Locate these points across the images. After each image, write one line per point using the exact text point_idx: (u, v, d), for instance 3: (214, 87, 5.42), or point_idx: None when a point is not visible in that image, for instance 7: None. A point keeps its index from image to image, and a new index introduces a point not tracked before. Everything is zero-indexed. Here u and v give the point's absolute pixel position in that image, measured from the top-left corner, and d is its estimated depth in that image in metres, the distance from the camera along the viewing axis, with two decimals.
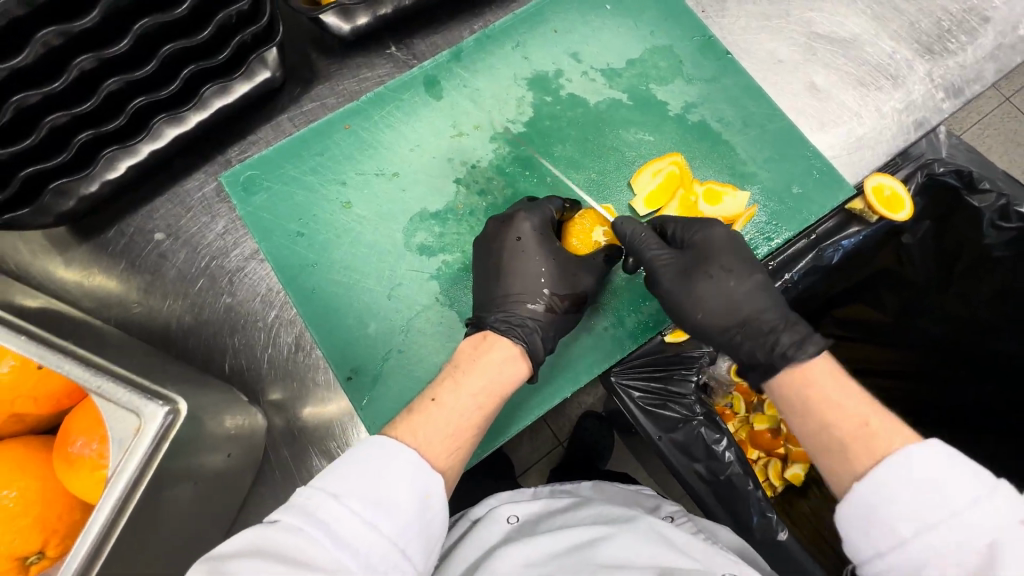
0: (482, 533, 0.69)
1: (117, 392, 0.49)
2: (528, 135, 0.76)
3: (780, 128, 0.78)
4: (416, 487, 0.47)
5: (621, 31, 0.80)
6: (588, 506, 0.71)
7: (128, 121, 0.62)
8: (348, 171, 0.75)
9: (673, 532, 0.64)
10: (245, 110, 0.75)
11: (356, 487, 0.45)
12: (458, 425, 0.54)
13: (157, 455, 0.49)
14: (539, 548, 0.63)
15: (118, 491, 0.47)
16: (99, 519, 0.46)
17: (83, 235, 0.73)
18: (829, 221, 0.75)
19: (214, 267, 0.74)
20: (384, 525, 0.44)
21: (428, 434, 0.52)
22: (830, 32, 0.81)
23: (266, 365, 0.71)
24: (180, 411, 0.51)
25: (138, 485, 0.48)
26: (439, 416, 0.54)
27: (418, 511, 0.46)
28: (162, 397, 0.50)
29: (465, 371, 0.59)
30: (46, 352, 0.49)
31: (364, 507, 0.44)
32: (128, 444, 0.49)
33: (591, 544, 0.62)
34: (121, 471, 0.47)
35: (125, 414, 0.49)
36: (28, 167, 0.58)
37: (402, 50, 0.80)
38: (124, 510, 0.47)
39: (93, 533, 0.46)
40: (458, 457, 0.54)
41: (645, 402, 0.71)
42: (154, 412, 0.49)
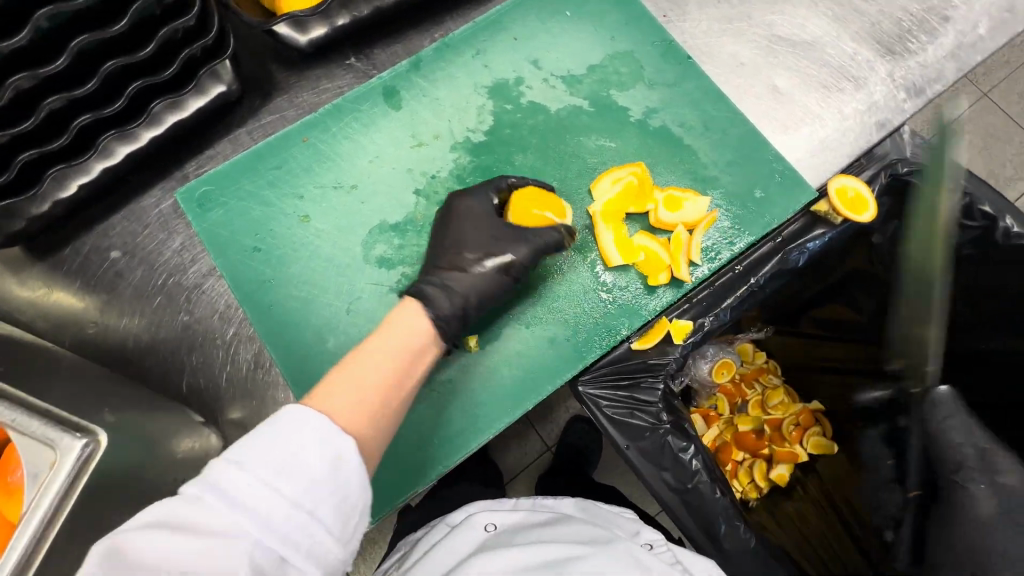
0: (457, 538, 0.69)
1: (31, 425, 0.49)
2: (489, 144, 0.76)
3: (742, 131, 0.78)
4: (322, 450, 0.46)
5: (581, 38, 0.80)
6: (566, 523, 0.70)
7: (73, 140, 0.61)
8: (306, 185, 0.74)
9: (649, 559, 0.64)
10: (201, 125, 0.74)
11: (256, 455, 0.44)
12: (372, 384, 0.52)
13: (75, 489, 0.48)
14: (513, 554, 0.62)
15: (35, 525, 0.47)
16: (16, 549, 0.46)
17: (37, 255, 0.72)
18: (794, 223, 0.76)
19: (172, 284, 0.72)
20: (287, 488, 0.43)
21: (332, 400, 0.49)
22: (792, 35, 0.81)
23: (226, 384, 0.70)
24: (100, 442, 0.51)
25: (56, 516, 0.48)
26: (350, 380, 0.51)
27: (326, 475, 0.45)
28: (82, 427, 0.50)
29: (374, 333, 0.56)
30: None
31: (268, 476, 0.43)
32: (44, 478, 0.48)
33: (566, 560, 0.61)
34: (37, 504, 0.47)
35: (39, 446, 0.49)
36: None
37: (362, 61, 0.79)
38: (42, 542, 0.47)
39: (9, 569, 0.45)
40: (371, 419, 0.51)
41: (612, 411, 0.70)
42: (71, 445, 0.49)
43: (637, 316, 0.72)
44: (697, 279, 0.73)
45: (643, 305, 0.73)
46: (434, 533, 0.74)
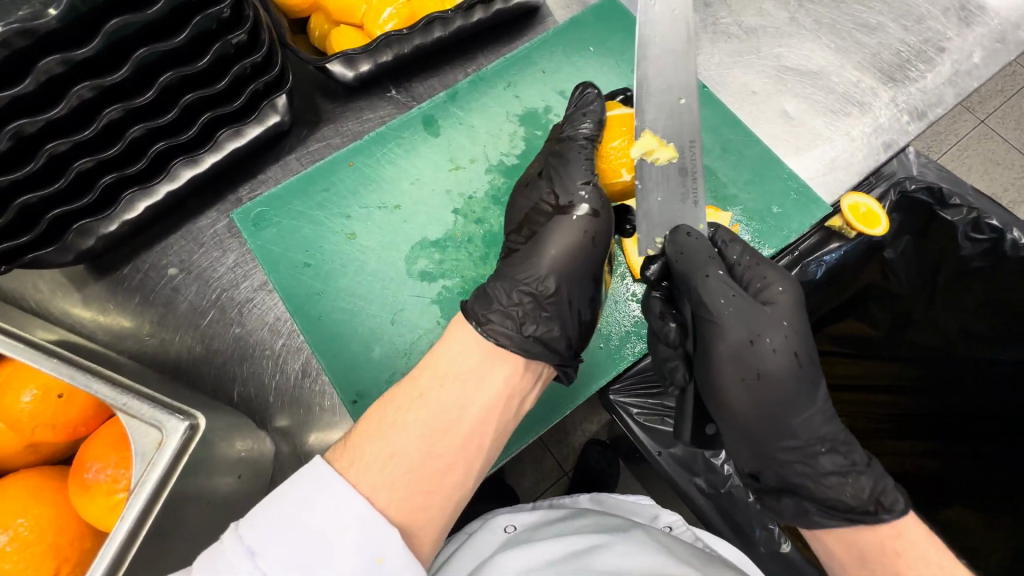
0: (479, 542, 0.72)
1: (140, 408, 0.52)
2: (521, 166, 0.80)
3: (757, 153, 0.83)
4: (361, 550, 0.46)
5: (604, 70, 0.87)
6: (581, 516, 0.74)
7: (148, 164, 0.67)
8: (352, 206, 0.79)
9: (668, 540, 0.67)
10: (256, 152, 0.81)
11: (271, 534, 0.46)
12: (419, 460, 0.54)
13: (177, 468, 0.52)
14: (537, 555, 0.65)
15: (141, 503, 0.50)
16: (120, 531, 0.49)
17: (99, 273, 0.77)
18: (810, 238, 0.82)
19: (224, 298, 0.77)
20: None
21: (377, 478, 0.51)
22: (798, 65, 0.88)
23: (274, 393, 0.73)
24: (199, 426, 0.54)
25: (157, 497, 0.51)
26: (396, 453, 0.53)
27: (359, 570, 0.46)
28: (183, 412, 0.54)
29: (429, 391, 0.58)
30: (75, 372, 0.52)
31: (303, 566, 0.45)
32: (150, 457, 0.51)
33: (590, 550, 0.63)
34: (142, 483, 0.50)
35: (147, 427, 0.53)
36: (55, 209, 0.62)
37: (402, 93, 0.86)
38: (145, 522, 0.50)
39: (117, 542, 0.48)
40: (427, 505, 0.53)
41: (643, 419, 0.73)
42: (175, 426, 0.52)
43: None
44: None
45: None
46: (452, 543, 0.77)
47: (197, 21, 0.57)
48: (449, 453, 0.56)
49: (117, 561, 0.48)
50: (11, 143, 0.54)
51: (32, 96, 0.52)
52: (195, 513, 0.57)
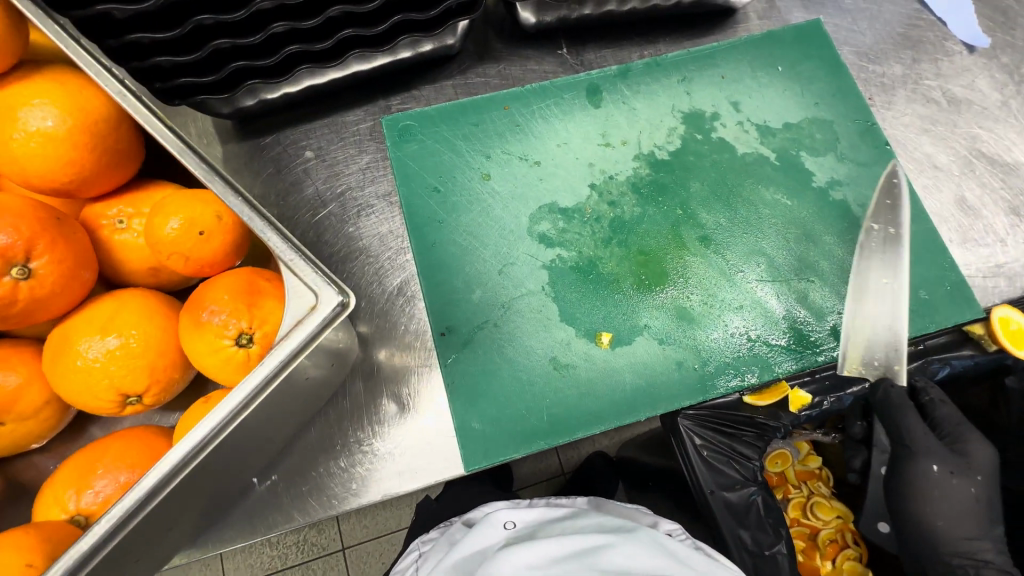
0: (475, 535, 0.70)
1: (306, 271, 0.53)
2: (671, 164, 0.77)
3: (920, 230, 0.76)
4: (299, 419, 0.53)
5: (786, 94, 0.81)
6: (584, 516, 0.72)
7: (331, 46, 0.68)
8: (495, 148, 0.78)
9: (673, 543, 0.66)
10: (420, 67, 0.81)
11: None
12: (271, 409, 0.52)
13: (320, 336, 0.52)
14: (537, 553, 0.63)
15: (279, 357, 0.51)
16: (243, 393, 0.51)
17: (245, 134, 0.80)
18: (942, 337, 0.75)
19: (347, 196, 0.79)
20: None
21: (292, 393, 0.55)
22: (994, 153, 0.81)
23: (366, 299, 0.75)
24: (350, 304, 0.54)
25: (296, 355, 0.52)
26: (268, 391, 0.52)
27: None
28: (339, 286, 0.53)
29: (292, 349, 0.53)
30: (256, 217, 0.53)
31: None
32: (303, 316, 0.52)
33: (595, 550, 0.63)
34: (288, 340, 0.51)
35: (304, 290, 0.53)
36: (238, 61, 0.65)
37: (572, 55, 0.84)
38: (270, 383, 0.52)
39: (260, 378, 0.51)
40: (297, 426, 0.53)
41: (707, 454, 0.70)
42: (331, 298, 0.52)
43: (769, 370, 0.70)
44: (831, 357, 0.71)
45: (777, 361, 0.70)
46: (450, 533, 0.76)
47: None
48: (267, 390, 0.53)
49: (247, 403, 0.52)
50: None
51: None
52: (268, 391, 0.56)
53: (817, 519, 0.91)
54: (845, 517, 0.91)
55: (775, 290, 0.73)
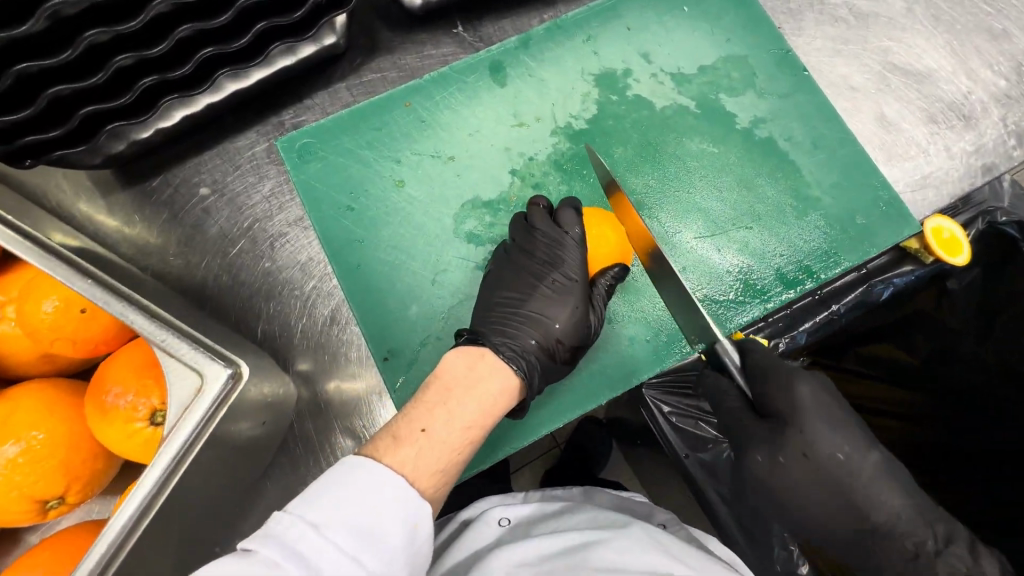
0: (472, 535, 0.69)
1: (181, 348, 0.50)
2: (590, 133, 0.74)
3: (848, 154, 0.75)
4: (403, 515, 0.46)
5: (695, 37, 0.77)
6: (579, 510, 0.72)
7: (194, 69, 0.60)
8: (404, 149, 0.72)
9: (664, 537, 0.65)
10: (306, 74, 0.74)
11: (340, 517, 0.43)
12: (451, 460, 0.51)
13: (216, 417, 0.50)
14: (533, 548, 0.64)
15: (172, 453, 0.48)
16: (127, 511, 0.46)
17: (127, 181, 0.72)
18: (882, 257, 0.76)
19: (256, 229, 0.73)
20: (368, 556, 0.43)
21: (417, 466, 0.49)
22: (906, 64, 0.80)
23: (300, 335, 0.70)
24: (241, 375, 0.52)
25: (193, 444, 0.49)
26: (442, 444, 0.51)
27: (403, 544, 0.45)
28: (225, 358, 0.52)
29: (462, 399, 0.53)
30: (110, 299, 0.48)
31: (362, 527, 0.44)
32: (188, 403, 0.50)
33: (586, 546, 0.63)
34: (178, 431, 0.48)
35: (186, 370, 0.50)
36: (87, 106, 0.57)
37: (469, 32, 0.78)
38: (165, 486, 0.48)
39: (156, 475, 0.47)
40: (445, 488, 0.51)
41: (675, 419, 0.72)
42: (217, 374, 0.51)
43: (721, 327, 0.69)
44: (779, 301, 0.71)
45: (729, 316, 0.70)
46: (449, 531, 0.75)
47: None
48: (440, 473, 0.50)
49: (151, 503, 0.47)
50: (46, 24, 0.48)
51: None
52: (205, 474, 0.52)
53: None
54: None
55: (716, 245, 0.71)
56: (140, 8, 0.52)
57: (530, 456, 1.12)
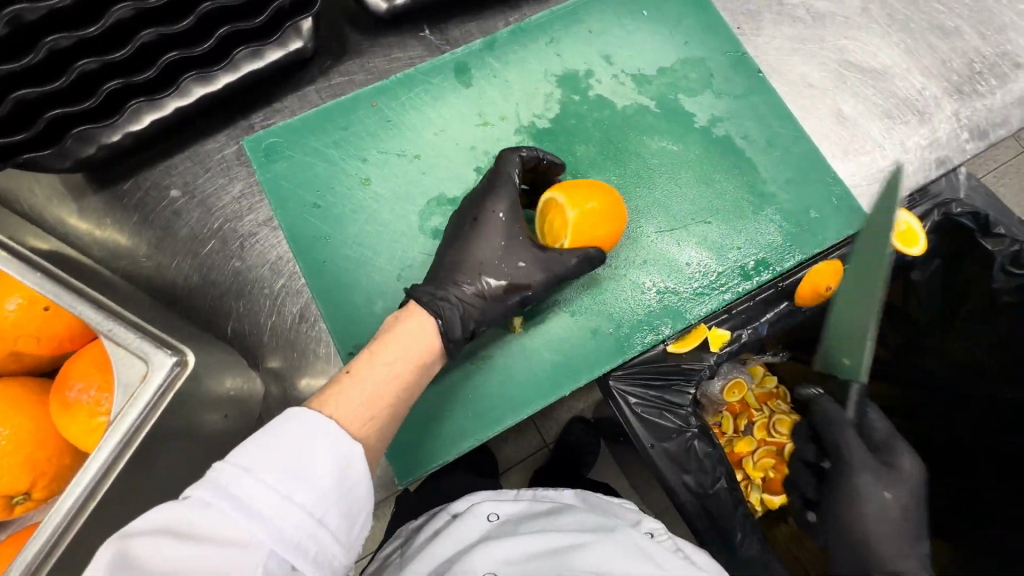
0: (460, 528, 0.71)
1: (128, 338, 0.50)
2: (553, 132, 0.75)
3: (805, 150, 0.77)
4: (335, 457, 0.46)
5: (655, 38, 0.80)
6: (567, 512, 0.72)
7: (159, 74, 0.62)
8: (370, 149, 0.74)
9: (650, 545, 0.65)
10: (274, 78, 0.76)
11: (270, 462, 0.44)
12: (377, 399, 0.53)
13: (161, 404, 0.49)
14: (519, 546, 0.65)
15: (117, 439, 0.48)
16: (63, 506, 0.46)
17: (98, 184, 0.73)
18: (845, 247, 0.74)
19: (227, 229, 0.74)
20: (301, 496, 0.43)
21: (343, 403, 0.52)
22: (862, 62, 0.83)
23: (269, 333, 0.72)
24: (187, 364, 0.51)
25: (138, 432, 0.49)
26: (366, 381, 0.54)
27: (335, 484, 0.45)
28: (172, 346, 0.51)
29: (381, 346, 0.57)
30: (60, 291, 0.49)
31: (290, 468, 0.44)
32: (134, 389, 0.49)
33: (570, 549, 0.63)
34: (122, 417, 0.48)
35: (133, 358, 0.50)
36: (52, 110, 0.58)
37: (435, 35, 0.80)
38: (104, 480, 0.47)
39: (97, 469, 0.47)
40: (377, 425, 0.53)
41: (641, 410, 0.69)
42: (162, 361, 0.50)
43: (681, 318, 0.71)
44: (738, 293, 0.72)
45: (687, 308, 0.72)
46: (436, 518, 0.76)
47: None
48: (366, 411, 0.53)
49: (94, 487, 0.47)
50: (7, 29, 0.50)
51: None
52: (160, 466, 0.53)
53: (781, 435, 0.87)
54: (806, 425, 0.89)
55: (675, 239, 0.73)
56: (101, 13, 0.54)
57: (519, 457, 1.13)
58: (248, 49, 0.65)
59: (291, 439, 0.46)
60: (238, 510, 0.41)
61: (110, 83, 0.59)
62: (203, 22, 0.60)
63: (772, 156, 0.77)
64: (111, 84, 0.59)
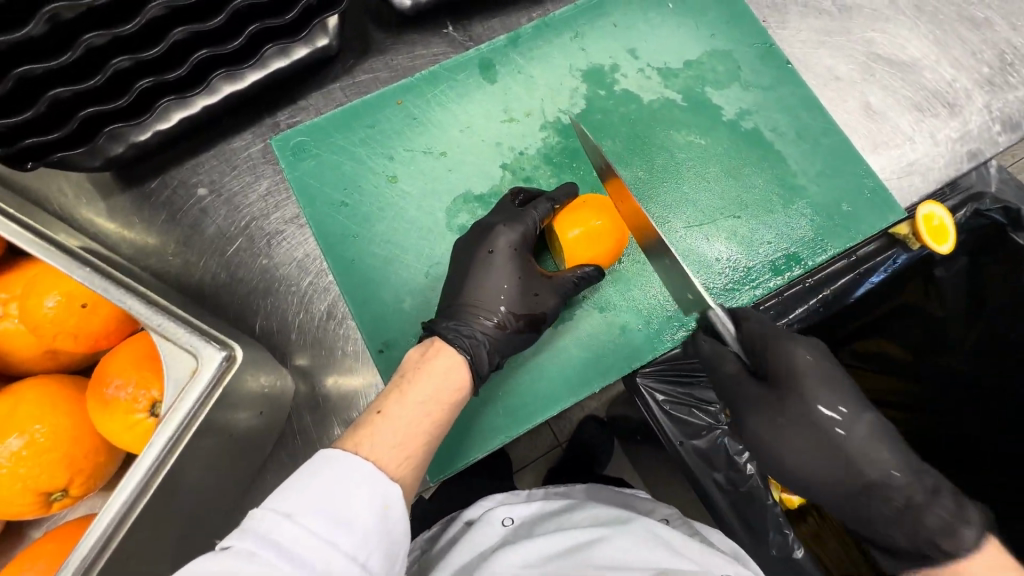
0: (476, 534, 0.69)
1: (176, 332, 0.51)
2: (579, 127, 0.75)
3: (835, 143, 0.76)
4: (373, 496, 0.46)
5: (681, 32, 0.79)
6: (582, 506, 0.72)
7: (189, 72, 0.62)
8: (396, 146, 0.74)
9: (667, 531, 0.66)
10: (299, 75, 0.76)
11: (311, 505, 0.44)
12: (410, 438, 0.53)
13: (211, 398, 0.51)
14: (534, 550, 0.64)
15: (170, 433, 0.49)
16: (121, 498, 0.47)
17: (127, 183, 0.74)
18: (872, 243, 0.75)
19: (253, 227, 0.74)
20: (344, 539, 0.43)
21: (377, 443, 0.51)
22: (891, 54, 0.82)
23: (297, 330, 0.72)
24: (235, 358, 0.53)
25: (189, 426, 0.50)
26: (398, 420, 0.53)
27: (374, 526, 0.45)
28: (220, 341, 0.53)
29: (413, 380, 0.56)
30: (108, 285, 0.49)
31: (329, 513, 0.44)
32: (184, 384, 0.50)
33: (587, 545, 0.63)
34: (175, 411, 0.49)
35: (183, 354, 0.51)
36: (87, 108, 0.58)
37: (459, 31, 0.80)
38: (157, 473, 0.48)
39: (151, 462, 0.48)
40: (412, 464, 0.52)
41: (668, 407, 0.71)
42: (211, 356, 0.51)
43: None
44: (769, 288, 0.72)
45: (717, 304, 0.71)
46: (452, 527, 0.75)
47: None
48: (399, 451, 0.52)
49: (148, 481, 0.48)
50: (46, 27, 0.50)
51: None
52: (196, 464, 0.53)
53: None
54: None
55: (704, 234, 0.73)
56: (136, 10, 0.54)
57: (535, 454, 1.13)
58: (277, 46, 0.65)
59: (328, 482, 0.46)
60: (282, 556, 0.42)
61: (143, 82, 0.59)
62: (234, 19, 0.60)
63: (801, 149, 0.76)
64: (144, 81, 0.59)
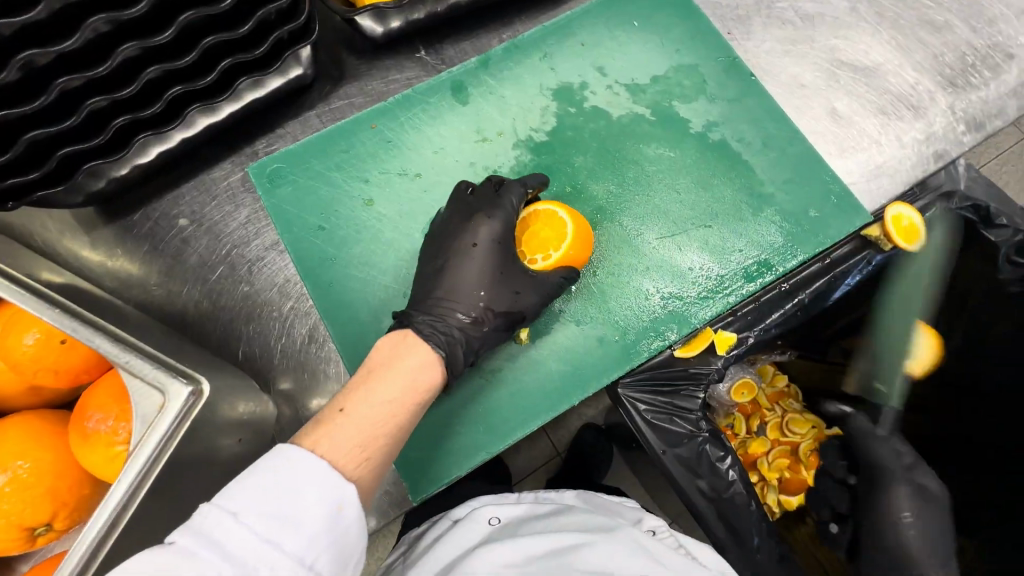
0: (462, 531, 0.70)
1: (143, 368, 0.51)
2: (551, 144, 0.76)
3: (801, 149, 0.77)
4: (323, 497, 0.46)
5: (648, 48, 0.81)
6: (570, 512, 0.72)
7: (164, 108, 0.63)
8: (371, 170, 0.75)
9: (653, 544, 0.66)
10: (275, 105, 0.77)
11: (258, 504, 0.44)
12: (371, 436, 0.52)
13: (179, 432, 0.51)
14: (519, 550, 0.64)
15: (138, 469, 0.49)
16: (92, 535, 0.47)
17: (109, 216, 0.75)
18: (845, 246, 0.76)
19: (234, 255, 0.75)
20: (289, 541, 0.43)
21: (335, 440, 0.50)
22: (854, 60, 0.83)
23: (279, 355, 0.73)
24: (203, 392, 0.53)
25: (159, 460, 0.50)
26: (360, 417, 0.53)
27: (324, 526, 0.45)
28: (187, 375, 0.53)
29: (379, 377, 0.56)
30: (79, 326, 0.51)
31: (275, 515, 0.44)
32: (151, 419, 0.51)
33: (573, 549, 0.63)
34: (143, 446, 0.49)
35: (149, 388, 0.51)
36: (64, 147, 0.60)
37: (431, 55, 0.82)
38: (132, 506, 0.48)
39: (121, 497, 0.48)
40: (371, 463, 0.52)
41: (651, 416, 0.70)
42: (178, 390, 0.52)
43: (686, 323, 0.71)
44: (744, 294, 0.73)
45: (691, 312, 0.72)
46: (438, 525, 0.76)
47: (259, 15, 0.60)
48: (359, 449, 0.51)
49: (120, 516, 0.48)
50: (20, 73, 0.51)
51: (44, 24, 0.50)
52: (177, 493, 0.54)
53: (794, 435, 0.88)
54: (819, 426, 0.89)
55: (677, 244, 0.74)
56: (109, 52, 0.55)
57: (531, 467, 1.13)
58: (249, 78, 0.67)
59: (279, 482, 0.46)
60: (226, 557, 0.42)
61: (118, 120, 0.61)
62: (205, 55, 0.61)
63: (769, 157, 0.77)
64: (119, 119, 0.61)
